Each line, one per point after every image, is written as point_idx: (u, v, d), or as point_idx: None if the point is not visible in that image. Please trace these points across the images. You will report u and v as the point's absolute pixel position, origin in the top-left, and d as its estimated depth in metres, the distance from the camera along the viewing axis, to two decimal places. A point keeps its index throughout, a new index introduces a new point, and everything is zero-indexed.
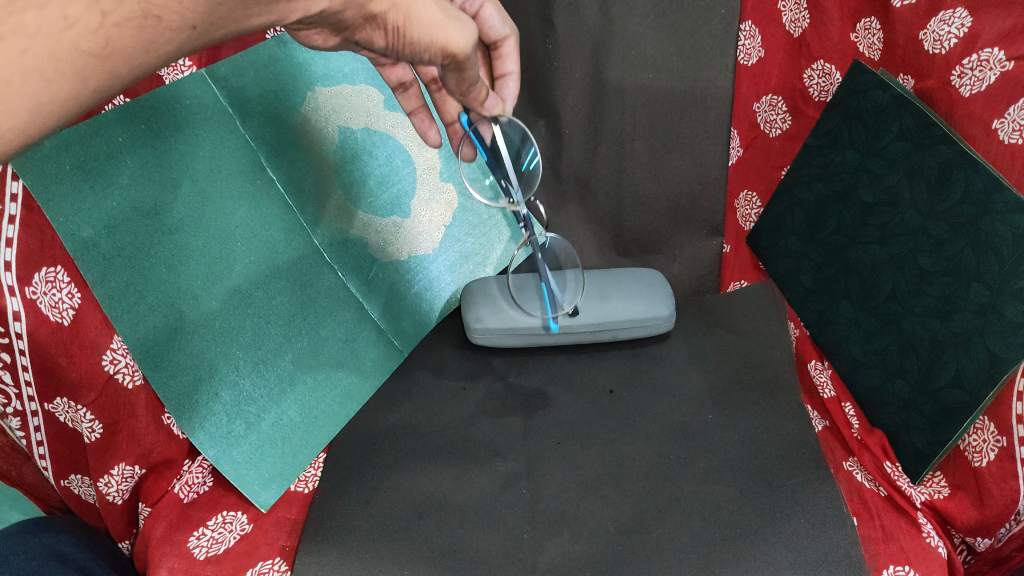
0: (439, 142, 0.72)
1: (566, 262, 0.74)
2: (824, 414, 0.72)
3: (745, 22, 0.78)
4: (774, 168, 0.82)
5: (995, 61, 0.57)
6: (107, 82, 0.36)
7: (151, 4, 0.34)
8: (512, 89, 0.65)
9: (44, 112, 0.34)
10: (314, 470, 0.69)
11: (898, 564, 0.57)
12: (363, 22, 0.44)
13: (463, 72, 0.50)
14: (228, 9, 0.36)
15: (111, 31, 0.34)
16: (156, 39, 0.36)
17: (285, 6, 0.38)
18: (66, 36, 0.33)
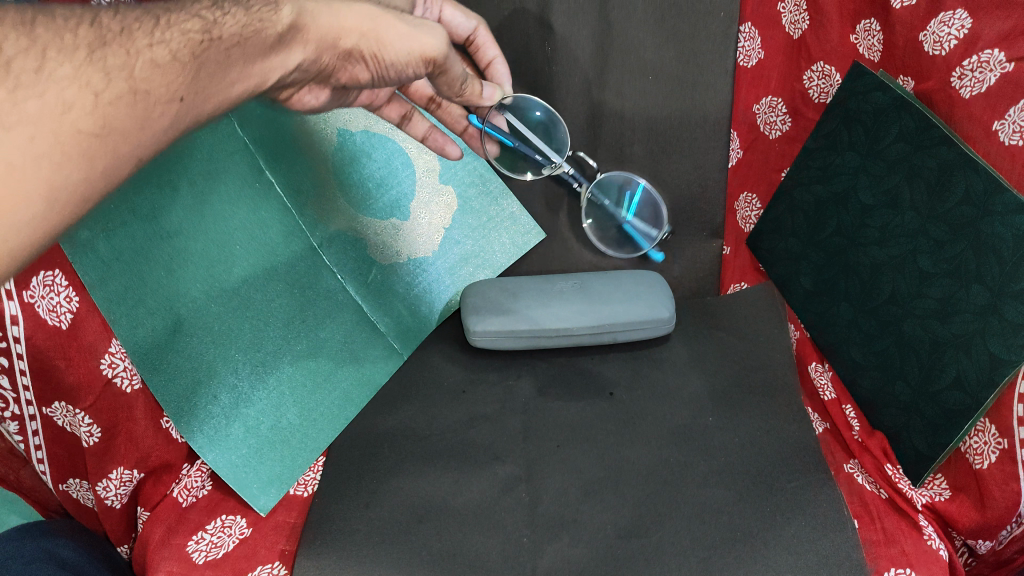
0: (458, 153, 0.80)
1: (632, 194, 0.84)
2: (825, 417, 0.73)
3: (744, 24, 0.80)
4: (774, 170, 0.82)
5: (995, 62, 0.57)
6: (114, 165, 0.41)
7: (137, 80, 0.40)
8: (502, 72, 0.78)
9: (66, 197, 0.39)
10: (314, 473, 0.68)
11: (899, 567, 0.58)
12: (343, 61, 0.53)
13: (445, 70, 0.58)
14: (207, 77, 0.44)
15: (108, 111, 0.39)
16: (148, 115, 0.41)
17: (264, 67, 0.47)
18: (67, 121, 0.38)
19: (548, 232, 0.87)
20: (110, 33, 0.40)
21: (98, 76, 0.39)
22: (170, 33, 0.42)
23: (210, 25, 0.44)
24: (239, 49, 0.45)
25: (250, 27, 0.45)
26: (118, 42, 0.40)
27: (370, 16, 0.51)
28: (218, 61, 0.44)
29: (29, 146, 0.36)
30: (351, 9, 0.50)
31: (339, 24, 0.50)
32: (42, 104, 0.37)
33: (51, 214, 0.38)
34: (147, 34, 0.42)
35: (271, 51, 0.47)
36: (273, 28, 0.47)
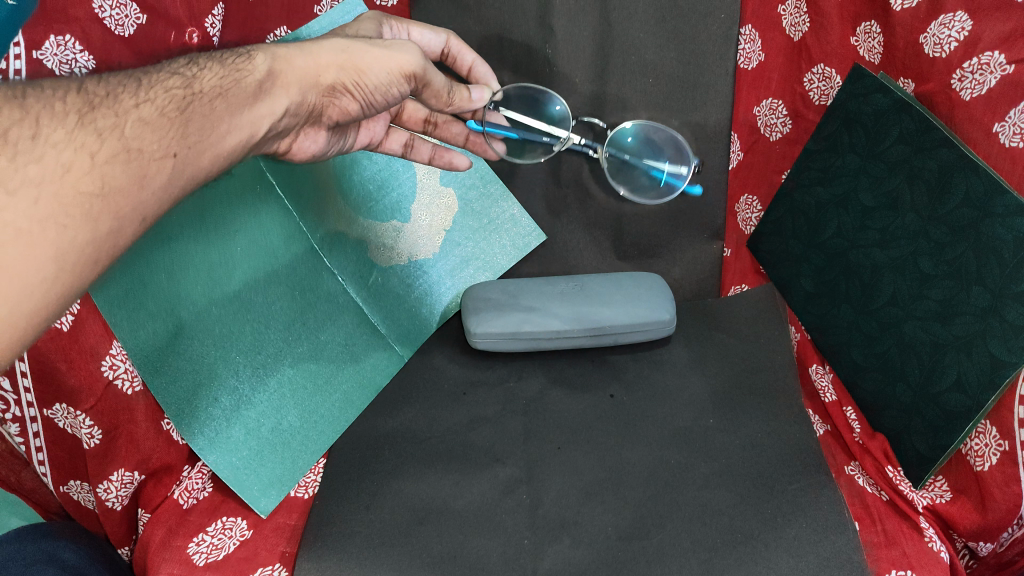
0: (467, 162, 0.80)
1: (654, 136, 0.81)
2: (825, 419, 0.71)
3: (745, 26, 0.79)
4: (774, 172, 0.83)
5: (996, 64, 0.57)
6: (117, 224, 0.43)
7: (128, 139, 0.44)
8: (485, 71, 0.77)
9: (73, 259, 0.41)
10: (314, 476, 0.68)
11: (899, 569, 0.58)
12: (330, 97, 0.59)
13: (430, 87, 0.61)
14: (195, 128, 0.48)
15: (104, 170, 0.42)
16: (145, 171, 0.44)
17: (251, 118, 0.52)
18: (67, 183, 0.41)
19: (549, 234, 0.87)
20: (98, 99, 0.45)
21: (90, 138, 0.43)
22: (155, 91, 0.47)
23: (191, 83, 0.50)
24: (222, 99, 0.50)
25: (228, 79, 0.51)
26: (106, 106, 0.45)
27: (340, 48, 0.57)
28: (202, 110, 0.49)
29: (33, 209, 0.39)
30: (322, 48, 0.56)
31: (314, 63, 0.56)
32: (41, 169, 0.40)
33: (59, 276, 0.40)
34: (135, 96, 0.46)
35: (255, 98, 0.52)
36: (251, 77, 0.53)
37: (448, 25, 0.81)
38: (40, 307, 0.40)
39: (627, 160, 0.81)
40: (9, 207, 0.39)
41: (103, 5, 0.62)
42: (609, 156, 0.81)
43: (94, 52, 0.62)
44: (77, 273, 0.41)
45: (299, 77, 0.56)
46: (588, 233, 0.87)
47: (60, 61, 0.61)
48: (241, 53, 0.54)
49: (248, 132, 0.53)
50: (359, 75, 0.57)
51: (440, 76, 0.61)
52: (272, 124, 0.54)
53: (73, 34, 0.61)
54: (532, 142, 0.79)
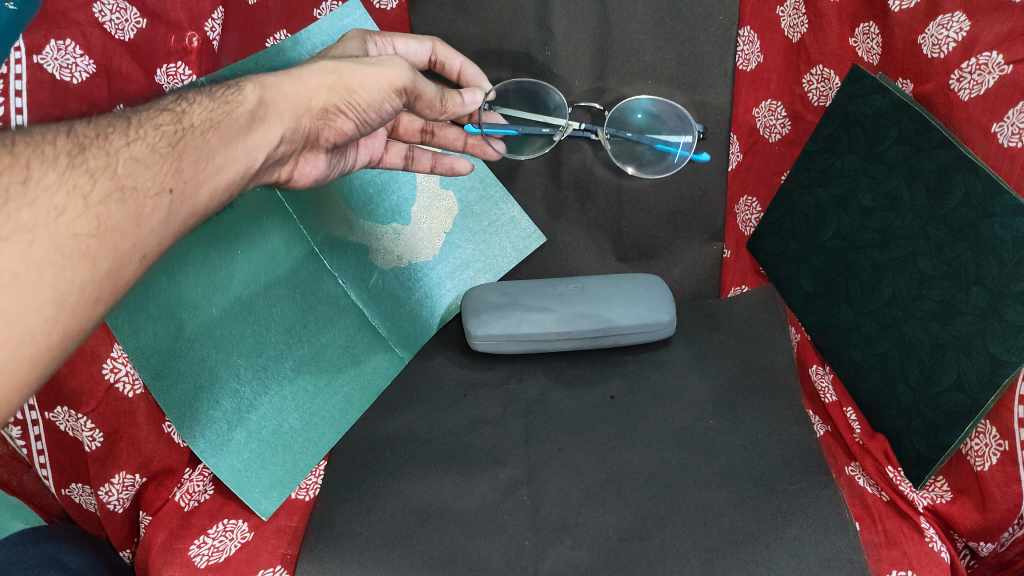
0: (468, 167, 0.79)
1: (659, 111, 0.78)
2: (826, 420, 0.71)
3: (744, 28, 0.80)
4: (774, 172, 0.82)
5: (994, 64, 0.58)
6: (118, 264, 0.44)
7: (121, 178, 0.45)
8: (475, 73, 0.77)
9: (72, 300, 0.41)
10: (316, 478, 0.68)
11: (901, 570, 0.58)
12: (325, 119, 0.59)
13: (422, 97, 0.62)
14: (188, 163, 0.48)
15: (99, 210, 0.43)
16: (142, 208, 0.45)
17: (247, 149, 0.53)
18: (62, 226, 0.41)
19: (548, 236, 0.87)
20: (88, 140, 0.45)
21: (83, 179, 0.43)
22: (145, 130, 0.48)
23: (181, 118, 0.50)
24: (215, 133, 0.51)
25: (219, 112, 0.52)
26: (96, 148, 0.45)
27: (328, 71, 0.58)
28: (196, 144, 0.49)
29: (28, 252, 0.39)
30: (311, 72, 0.57)
31: (304, 88, 0.57)
32: (33, 213, 0.40)
33: (60, 318, 0.40)
34: (124, 135, 0.47)
35: (249, 128, 0.53)
36: (242, 108, 0.53)
37: (447, 28, 0.82)
38: (47, 350, 0.40)
39: (631, 138, 0.79)
40: (4, 252, 0.39)
41: (103, 10, 0.63)
42: (610, 137, 0.80)
43: (95, 57, 0.63)
44: (78, 313, 0.41)
45: (289, 103, 0.56)
46: (588, 235, 0.87)
47: (60, 66, 0.61)
48: (231, 86, 0.55)
49: (245, 163, 0.53)
50: (349, 95, 0.58)
51: (429, 84, 0.62)
52: (269, 153, 0.55)
53: (73, 38, 0.61)
54: (532, 136, 0.79)
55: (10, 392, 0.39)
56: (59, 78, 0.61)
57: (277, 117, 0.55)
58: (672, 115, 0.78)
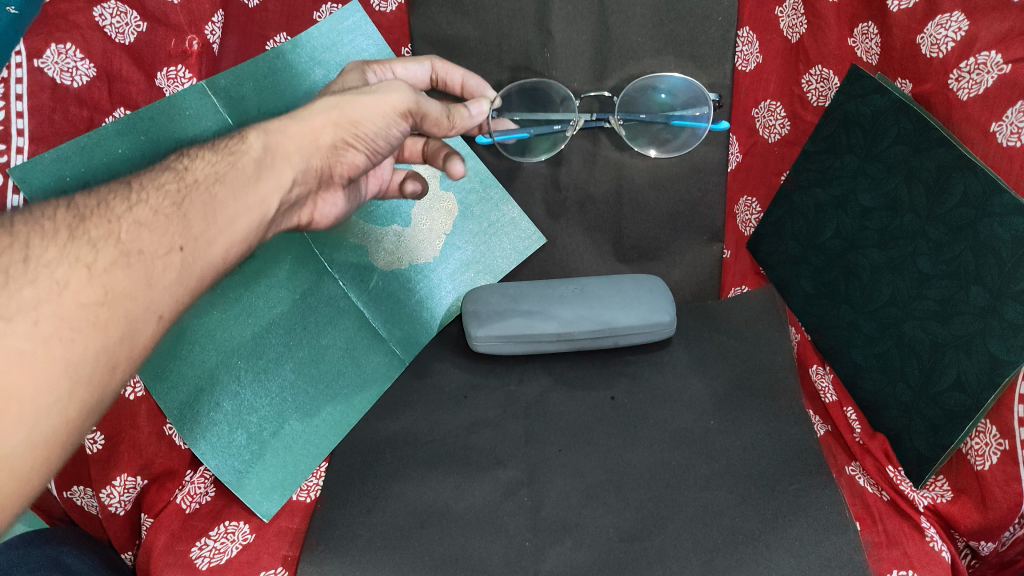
0: (462, 168, 0.72)
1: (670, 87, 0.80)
2: (826, 420, 0.71)
3: (744, 29, 0.81)
4: (774, 173, 0.82)
5: (993, 64, 0.57)
6: (130, 330, 0.44)
7: (126, 242, 0.45)
8: (478, 82, 0.78)
9: (82, 370, 0.42)
10: (317, 479, 0.68)
11: (902, 569, 0.58)
12: (335, 154, 0.60)
13: (427, 116, 0.63)
14: (194, 221, 0.49)
15: (105, 278, 0.43)
16: (151, 270, 0.46)
17: (258, 198, 0.54)
18: (67, 297, 0.41)
19: (548, 237, 0.87)
20: (88, 210, 0.46)
21: (86, 248, 0.43)
22: (149, 192, 0.49)
23: (183, 176, 0.51)
24: (221, 185, 0.52)
25: (222, 165, 0.53)
26: (98, 215, 0.46)
27: (330, 108, 0.58)
28: (201, 200, 0.50)
29: (34, 329, 0.40)
30: (313, 111, 0.58)
31: (308, 128, 0.58)
32: (36, 290, 0.41)
33: (73, 392, 0.41)
34: (125, 200, 0.47)
35: (257, 176, 0.54)
36: (247, 157, 0.54)
37: (447, 29, 0.82)
38: (63, 424, 0.41)
39: (644, 119, 0.81)
40: (12, 332, 0.39)
41: (103, 14, 0.64)
42: (623, 122, 0.82)
43: (96, 61, 0.62)
44: (92, 383, 0.42)
45: (295, 146, 0.57)
46: (588, 236, 0.87)
47: (61, 70, 0.61)
48: (232, 137, 0.56)
49: (256, 212, 0.54)
50: (355, 127, 0.59)
51: (432, 103, 0.62)
52: (280, 197, 0.56)
53: (74, 42, 0.61)
54: (545, 134, 0.81)
55: (27, 473, 0.40)
56: (59, 82, 0.60)
57: (286, 162, 0.56)
58: (685, 88, 0.79)
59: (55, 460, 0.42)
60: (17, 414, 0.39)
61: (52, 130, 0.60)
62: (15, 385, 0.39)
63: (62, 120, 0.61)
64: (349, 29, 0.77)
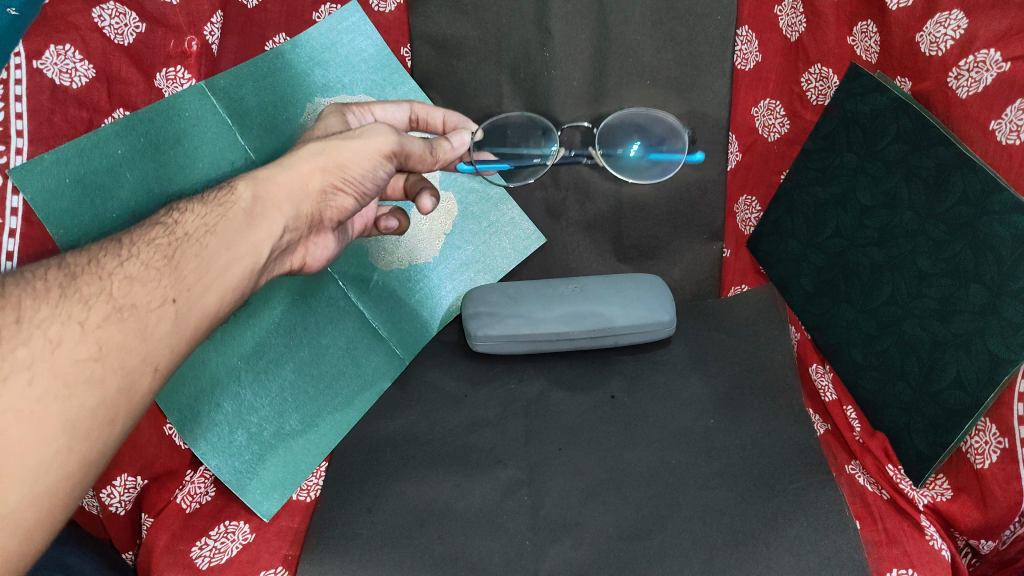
0: (431, 206, 0.69)
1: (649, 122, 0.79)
2: (826, 418, 0.72)
3: (743, 27, 0.82)
4: (774, 172, 0.82)
5: (992, 62, 0.57)
6: (129, 381, 0.46)
7: (118, 299, 0.46)
8: (457, 117, 0.75)
9: (80, 423, 0.43)
10: (317, 478, 0.68)
11: (902, 568, 0.58)
12: (324, 199, 0.59)
13: (412, 154, 0.62)
14: (185, 274, 0.50)
15: (98, 334, 0.45)
16: (145, 323, 0.47)
17: (248, 247, 0.54)
18: (61, 356, 0.43)
19: (548, 237, 0.87)
20: (80, 268, 0.47)
21: (78, 306, 0.45)
22: (140, 247, 0.50)
23: (174, 229, 0.52)
24: (210, 236, 0.52)
25: (212, 216, 0.53)
26: (91, 273, 0.47)
27: (317, 153, 0.58)
28: (192, 251, 0.51)
29: (29, 389, 0.41)
30: (300, 157, 0.58)
31: (296, 175, 0.57)
32: (31, 350, 0.42)
33: (72, 445, 0.43)
34: (118, 256, 0.49)
35: (248, 224, 0.54)
36: (237, 207, 0.54)
37: (446, 29, 0.82)
38: (65, 475, 0.43)
39: (622, 152, 0.79)
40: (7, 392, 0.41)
41: (102, 15, 0.64)
42: (602, 154, 0.80)
43: (95, 61, 0.62)
44: (91, 436, 0.44)
45: (283, 194, 0.57)
46: (588, 235, 0.87)
47: (60, 71, 0.60)
48: (224, 186, 0.56)
49: (248, 260, 0.54)
50: (342, 172, 0.59)
51: (413, 140, 0.62)
52: (272, 244, 0.56)
53: (72, 43, 0.61)
54: (524, 167, 0.79)
55: (32, 530, 0.42)
56: (58, 82, 0.60)
57: (276, 210, 0.56)
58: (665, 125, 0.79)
59: (61, 512, 0.43)
60: (17, 471, 0.40)
61: (52, 131, 0.60)
62: (14, 442, 0.40)
63: (62, 121, 0.60)
64: (348, 29, 0.78)
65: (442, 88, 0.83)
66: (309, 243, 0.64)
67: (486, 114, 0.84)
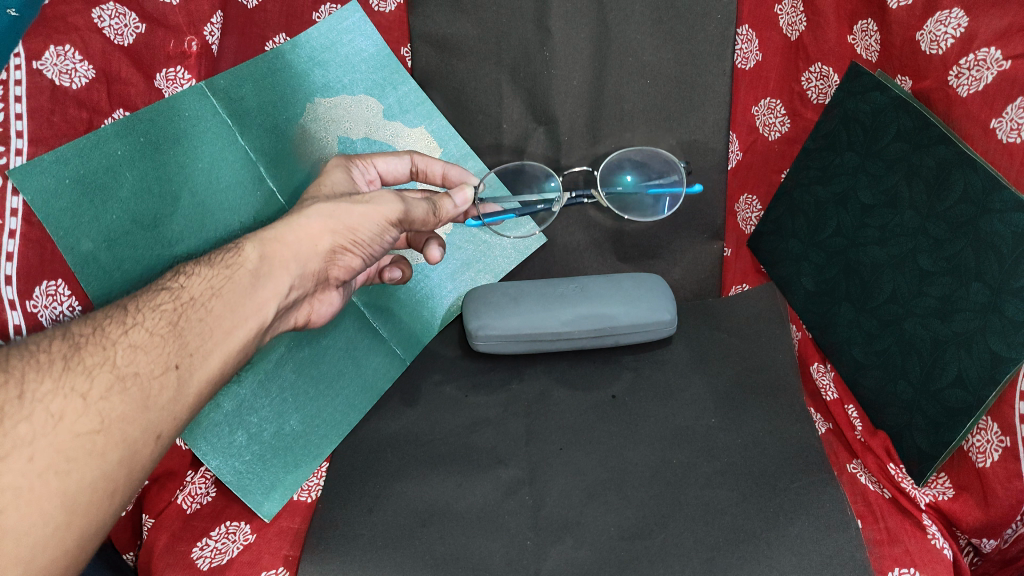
0: (440, 255, 0.74)
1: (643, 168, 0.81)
2: (827, 417, 0.72)
3: (743, 26, 0.82)
4: (774, 171, 0.82)
5: (993, 60, 0.58)
6: (129, 451, 0.46)
7: (121, 368, 0.47)
8: (457, 174, 0.76)
9: (79, 497, 0.44)
10: (318, 478, 0.68)
11: (903, 567, 0.58)
12: (331, 258, 0.62)
13: (418, 218, 0.65)
14: (190, 339, 0.51)
15: (101, 406, 0.45)
16: (148, 392, 0.48)
17: (256, 308, 0.56)
18: (62, 429, 0.44)
19: (549, 237, 0.87)
20: (84, 337, 0.48)
21: (80, 378, 0.46)
22: (145, 313, 0.51)
23: (179, 294, 0.53)
24: (218, 300, 0.54)
25: (218, 279, 0.55)
26: (95, 342, 0.48)
27: (327, 214, 0.61)
28: (197, 315, 0.52)
29: (29, 465, 0.42)
30: (310, 217, 0.60)
31: (305, 235, 0.60)
32: (32, 425, 0.43)
33: (70, 520, 0.43)
34: (122, 324, 0.50)
35: (254, 286, 0.56)
36: (244, 269, 0.56)
37: (445, 29, 0.82)
38: (61, 553, 0.43)
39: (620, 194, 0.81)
40: (8, 470, 0.41)
41: (102, 15, 0.64)
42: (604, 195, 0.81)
43: (94, 62, 0.63)
44: (90, 510, 0.44)
45: (292, 253, 0.59)
46: (588, 234, 0.87)
47: (60, 71, 0.61)
48: (230, 247, 0.57)
49: (254, 321, 0.56)
50: (351, 234, 0.61)
51: (416, 204, 0.65)
52: (279, 303, 0.58)
53: (72, 44, 0.62)
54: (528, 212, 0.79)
55: None
56: (58, 84, 0.61)
57: (283, 270, 0.58)
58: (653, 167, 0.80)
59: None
60: (16, 550, 0.41)
61: (52, 131, 0.60)
62: (14, 520, 0.41)
63: (61, 121, 0.60)
64: (348, 29, 0.78)
65: (442, 88, 0.83)
66: (315, 300, 0.68)
67: (486, 114, 0.83)
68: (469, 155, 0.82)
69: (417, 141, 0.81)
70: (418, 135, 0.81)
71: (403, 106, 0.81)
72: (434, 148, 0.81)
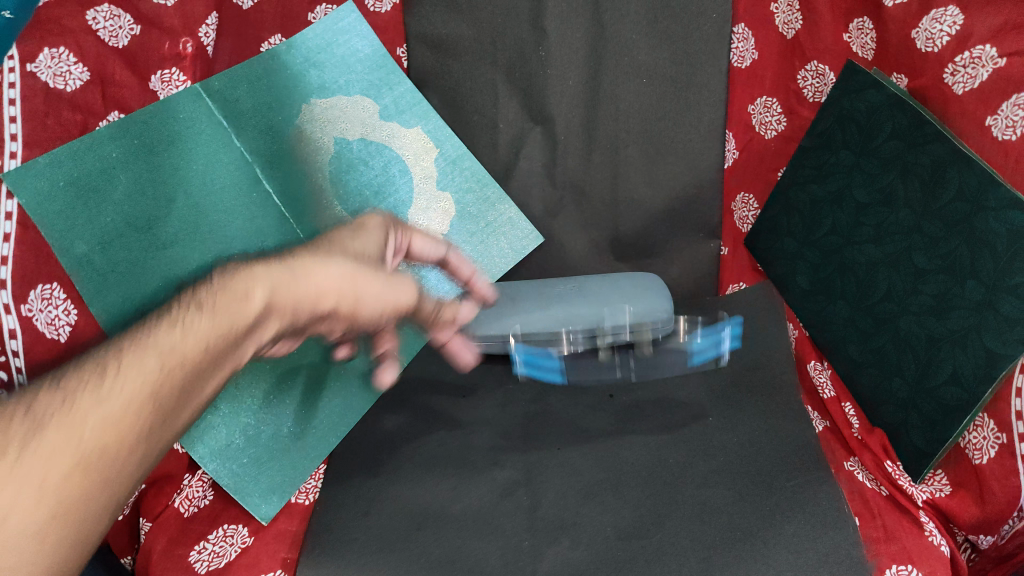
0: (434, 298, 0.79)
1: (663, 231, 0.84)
2: (824, 414, 0.71)
3: (738, 25, 0.81)
4: (770, 170, 0.83)
5: (988, 58, 0.57)
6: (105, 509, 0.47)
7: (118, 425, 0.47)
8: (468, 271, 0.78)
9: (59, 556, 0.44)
10: (315, 482, 0.67)
11: (902, 564, 0.57)
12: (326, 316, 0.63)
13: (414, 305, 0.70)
14: (183, 391, 0.51)
15: (93, 466, 0.45)
16: (137, 450, 0.48)
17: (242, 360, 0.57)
18: (54, 491, 0.43)
19: (546, 237, 0.87)
20: (81, 386, 0.47)
21: (76, 435, 0.45)
22: (145, 360, 0.49)
23: (179, 338, 0.52)
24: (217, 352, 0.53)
25: (221, 328, 0.54)
26: (92, 393, 0.47)
27: (344, 273, 0.62)
28: (197, 367, 0.52)
29: (20, 526, 0.42)
30: (327, 272, 0.61)
31: (316, 290, 0.60)
32: (22, 483, 0.42)
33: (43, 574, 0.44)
34: (119, 371, 0.48)
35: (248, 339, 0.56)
36: (246, 318, 0.56)
37: (440, 29, 0.82)
38: None
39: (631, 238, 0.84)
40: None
41: (96, 17, 0.63)
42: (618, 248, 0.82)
43: (89, 65, 0.62)
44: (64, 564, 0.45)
45: (291, 279, 0.59)
46: (585, 234, 0.87)
47: (54, 74, 0.60)
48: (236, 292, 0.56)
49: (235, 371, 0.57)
50: (352, 262, 0.63)
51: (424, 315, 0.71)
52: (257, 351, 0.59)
53: (67, 46, 0.61)
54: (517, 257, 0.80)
55: None
56: (52, 86, 0.60)
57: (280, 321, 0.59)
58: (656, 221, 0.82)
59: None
60: None
61: (46, 135, 0.59)
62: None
63: (56, 124, 0.60)
64: (344, 29, 0.77)
65: (438, 88, 0.83)
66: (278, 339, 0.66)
67: (481, 115, 0.84)
68: (465, 155, 0.83)
69: (413, 141, 0.81)
70: (415, 135, 0.81)
71: (399, 106, 0.80)
72: (430, 148, 0.82)
